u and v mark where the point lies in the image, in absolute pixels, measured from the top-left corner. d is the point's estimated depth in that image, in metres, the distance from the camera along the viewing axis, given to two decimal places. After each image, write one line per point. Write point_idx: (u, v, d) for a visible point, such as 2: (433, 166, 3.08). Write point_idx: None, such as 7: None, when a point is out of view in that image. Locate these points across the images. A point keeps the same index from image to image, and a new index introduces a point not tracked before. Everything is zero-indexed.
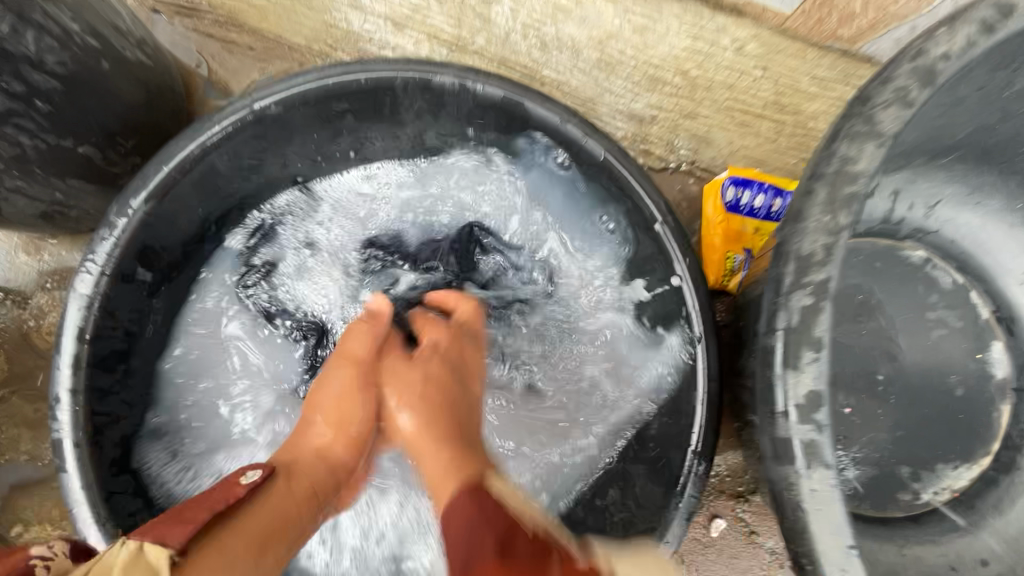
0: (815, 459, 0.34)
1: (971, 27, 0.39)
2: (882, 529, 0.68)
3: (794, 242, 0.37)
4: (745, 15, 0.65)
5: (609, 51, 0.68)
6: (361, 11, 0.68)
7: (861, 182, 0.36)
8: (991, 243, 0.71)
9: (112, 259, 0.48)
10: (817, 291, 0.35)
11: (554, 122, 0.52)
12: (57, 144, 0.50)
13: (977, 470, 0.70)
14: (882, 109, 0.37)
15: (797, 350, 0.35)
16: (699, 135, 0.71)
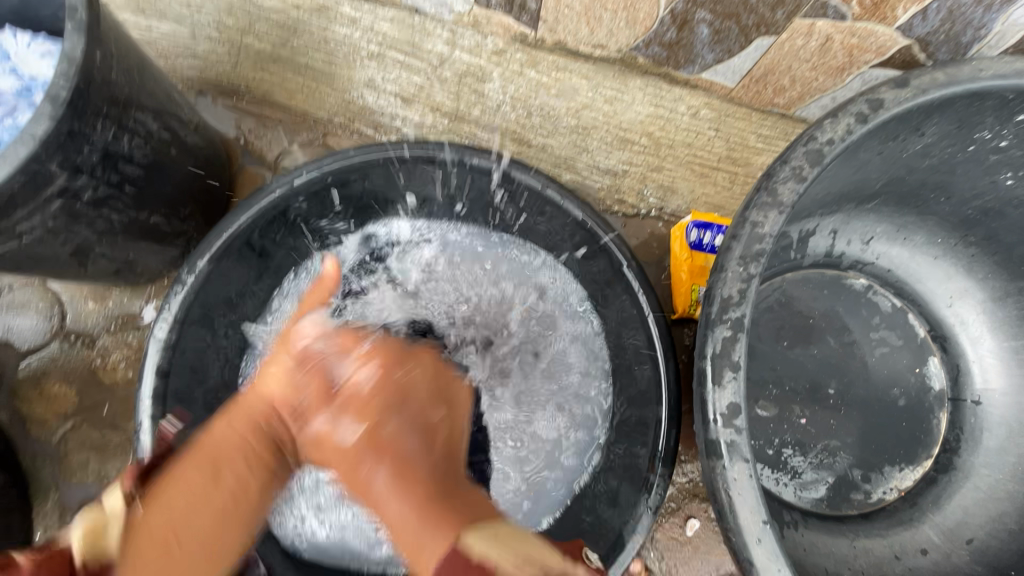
0: (736, 454, 0.45)
1: (850, 118, 0.50)
2: (836, 525, 0.77)
3: (718, 288, 0.48)
4: (697, 87, 0.78)
5: (585, 118, 0.80)
6: (374, 89, 0.81)
7: (767, 241, 0.48)
8: (921, 272, 0.82)
9: (182, 309, 0.59)
10: (734, 325, 0.47)
11: (537, 187, 0.64)
12: (136, 217, 0.62)
13: (919, 471, 0.79)
14: (781, 184, 0.49)
15: (720, 371, 0.46)
16: (664, 185, 0.82)
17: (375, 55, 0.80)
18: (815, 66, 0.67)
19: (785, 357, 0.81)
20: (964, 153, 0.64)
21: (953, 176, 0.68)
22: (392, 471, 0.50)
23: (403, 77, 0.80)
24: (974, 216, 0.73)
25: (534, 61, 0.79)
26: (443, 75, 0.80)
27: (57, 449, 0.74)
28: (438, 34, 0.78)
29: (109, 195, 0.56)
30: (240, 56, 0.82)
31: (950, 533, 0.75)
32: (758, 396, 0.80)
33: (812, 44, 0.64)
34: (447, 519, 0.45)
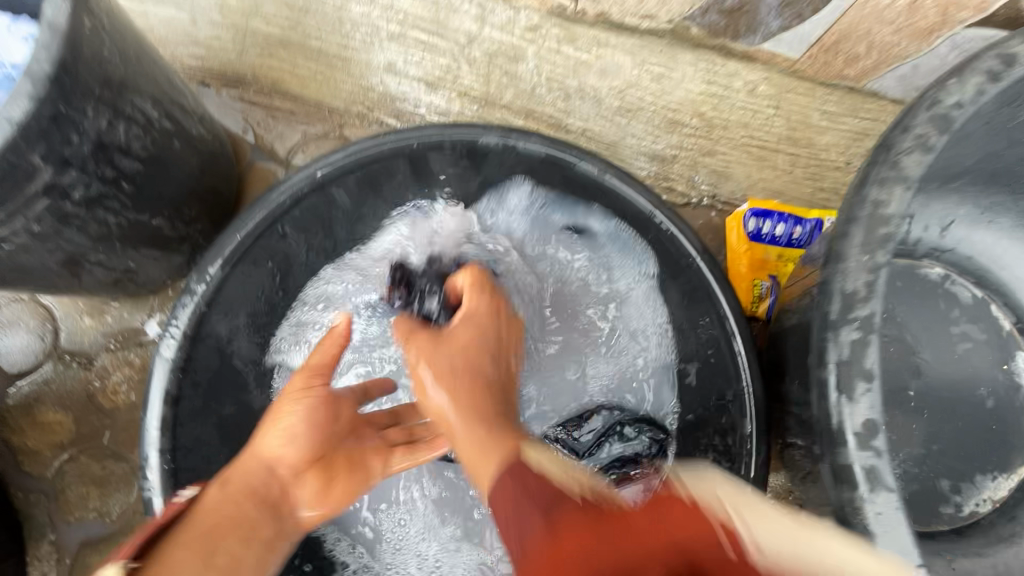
0: (877, 484, 0.37)
1: (980, 76, 0.42)
2: (928, 543, 0.69)
3: (837, 282, 0.40)
4: (756, 60, 0.70)
5: (629, 99, 0.73)
6: (396, 74, 0.73)
7: (893, 224, 0.40)
8: (1006, 258, 0.74)
9: (193, 324, 0.52)
10: (863, 325, 0.38)
11: (594, 173, 0.55)
12: (136, 219, 0.54)
13: (1015, 480, 0.72)
14: (907, 155, 0.41)
15: (850, 381, 0.38)
16: (718, 170, 0.75)
17: (396, 35, 0.72)
18: (899, 27, 0.60)
19: None
20: None
21: None
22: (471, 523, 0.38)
23: (426, 59, 0.73)
24: None
25: (574, 36, 0.71)
26: (471, 55, 0.72)
27: (53, 483, 0.66)
28: (465, 8, 0.70)
29: (105, 193, 0.48)
30: (245, 41, 0.74)
31: None
32: None
33: None
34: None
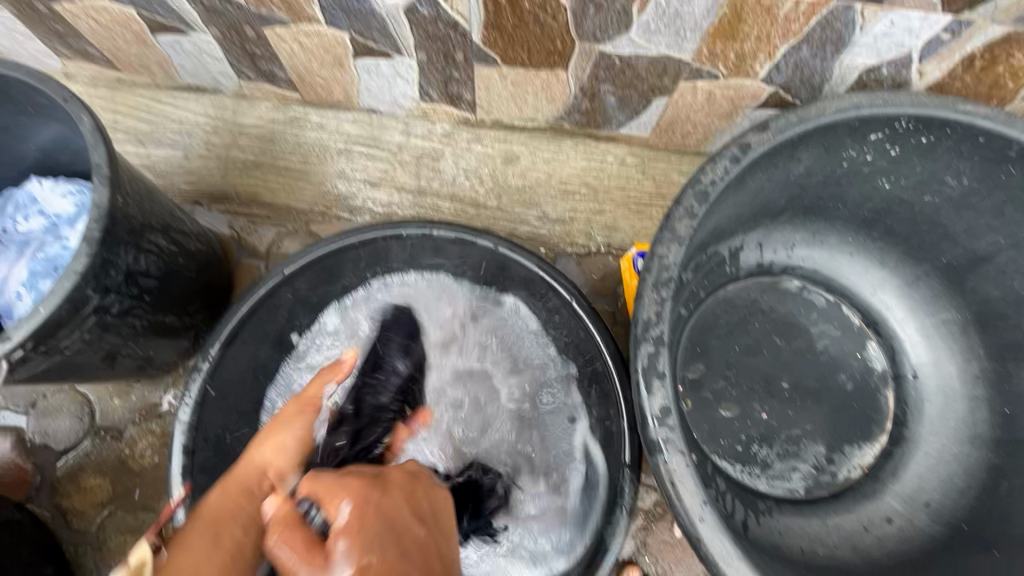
0: (673, 448, 0.54)
1: (726, 162, 0.62)
2: (809, 506, 0.85)
3: (639, 313, 0.58)
4: (620, 140, 0.91)
5: (530, 178, 0.93)
6: (346, 178, 0.94)
7: (672, 270, 0.58)
8: (844, 268, 0.92)
9: (200, 393, 0.69)
10: (656, 341, 0.57)
11: (491, 247, 0.75)
12: (154, 319, 0.73)
13: (877, 447, 0.87)
14: (679, 222, 0.60)
15: (650, 379, 0.56)
16: (607, 225, 0.94)
17: (343, 151, 0.93)
18: (708, 113, 0.80)
19: (736, 360, 0.91)
20: (842, 168, 0.75)
21: (841, 187, 0.79)
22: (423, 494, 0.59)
23: (369, 165, 0.93)
24: (871, 216, 0.84)
25: (479, 137, 0.92)
26: (403, 159, 0.93)
27: (96, 536, 0.82)
28: (395, 126, 0.92)
29: (133, 305, 0.67)
30: (227, 166, 0.94)
31: (910, 500, 0.82)
32: (719, 399, 0.89)
33: (700, 98, 0.76)
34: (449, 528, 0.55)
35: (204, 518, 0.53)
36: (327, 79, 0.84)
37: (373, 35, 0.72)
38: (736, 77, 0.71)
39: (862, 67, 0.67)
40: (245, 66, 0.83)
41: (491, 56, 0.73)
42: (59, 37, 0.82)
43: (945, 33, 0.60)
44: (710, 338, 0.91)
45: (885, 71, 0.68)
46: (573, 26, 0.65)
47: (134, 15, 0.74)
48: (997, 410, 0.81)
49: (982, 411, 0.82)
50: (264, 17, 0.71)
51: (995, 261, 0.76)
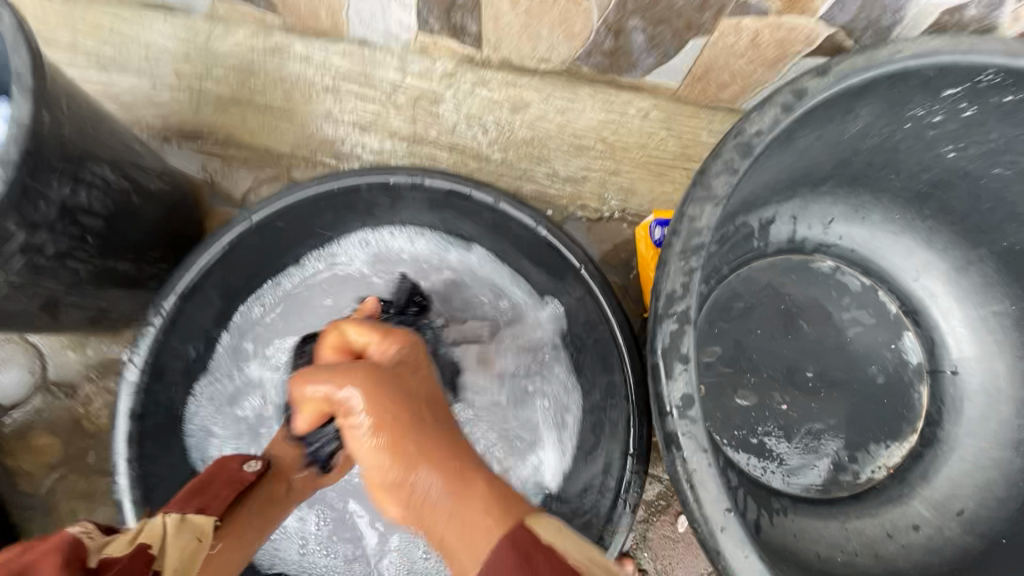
0: (692, 444, 0.46)
1: (775, 109, 0.52)
2: (826, 508, 0.76)
3: (662, 284, 0.49)
4: (644, 90, 0.79)
5: (540, 129, 0.83)
6: (334, 121, 0.84)
7: (705, 234, 0.49)
8: (885, 249, 0.82)
9: (150, 352, 0.61)
10: (681, 318, 0.48)
11: (490, 202, 0.66)
12: (102, 265, 0.64)
13: (906, 447, 0.79)
14: (716, 177, 0.50)
15: (671, 363, 0.47)
16: (624, 187, 0.85)
17: (331, 88, 0.82)
18: (750, 59, 0.69)
19: (757, 346, 0.82)
20: (902, 130, 0.65)
21: (897, 153, 0.69)
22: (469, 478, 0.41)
23: (359, 106, 0.83)
24: (926, 189, 0.74)
25: (484, 80, 0.80)
26: (397, 101, 0.82)
27: (45, 499, 0.75)
28: (389, 61, 0.80)
29: (72, 247, 0.58)
30: (200, 100, 0.84)
31: (940, 508, 0.74)
32: (735, 386, 0.81)
33: (744, 39, 0.66)
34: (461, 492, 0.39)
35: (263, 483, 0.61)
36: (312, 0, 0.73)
37: None
38: (790, 13, 0.61)
39: (939, 10, 0.59)
40: None
41: None
42: None
43: None
44: (730, 322, 0.82)
45: (966, 14, 0.59)
46: None
47: None
48: None
49: None
50: None
51: None
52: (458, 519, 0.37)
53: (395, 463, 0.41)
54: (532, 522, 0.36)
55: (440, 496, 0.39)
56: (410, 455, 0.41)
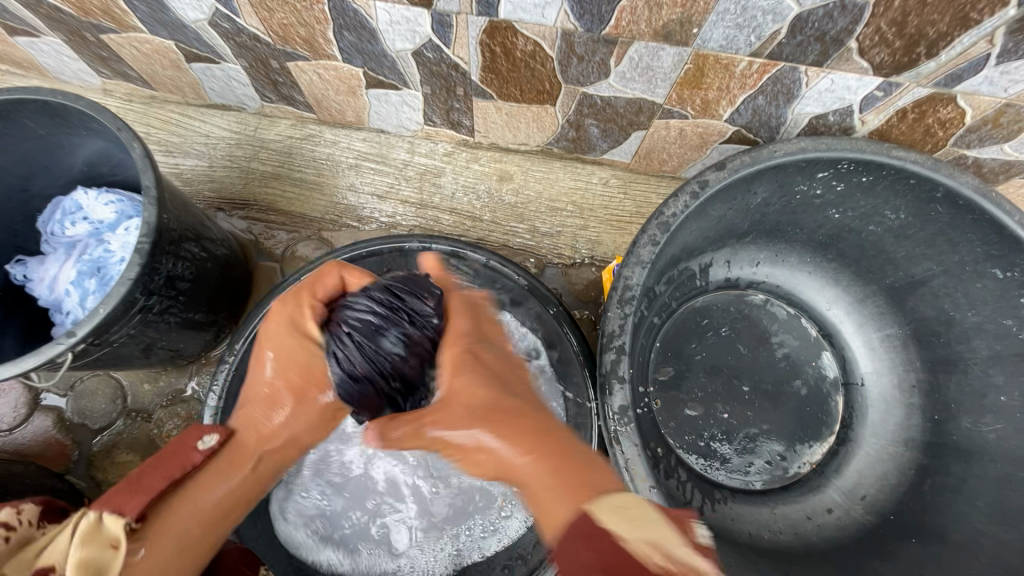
0: (627, 439, 0.65)
1: (686, 197, 0.73)
2: (760, 497, 0.94)
3: (606, 325, 0.68)
4: (603, 163, 1.01)
5: (522, 195, 1.03)
6: (355, 191, 1.03)
7: (635, 288, 0.69)
8: (803, 284, 1.02)
9: (224, 383, 0.79)
10: (619, 350, 0.67)
11: (483, 260, 0.90)
12: (185, 317, 0.83)
13: (826, 445, 0.97)
14: (642, 247, 0.71)
15: (612, 381, 0.67)
16: (592, 239, 1.03)
17: (354, 166, 1.03)
18: (681, 145, 0.89)
19: (703, 366, 1.00)
20: (795, 200, 0.85)
21: (797, 215, 0.89)
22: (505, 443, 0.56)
23: (376, 180, 1.03)
24: (826, 240, 0.94)
25: (477, 157, 1.02)
26: (407, 175, 1.03)
27: None
28: (401, 145, 1.02)
29: (169, 305, 0.77)
30: (249, 178, 1.04)
31: (849, 494, 0.92)
32: (686, 399, 0.99)
33: (673, 133, 0.86)
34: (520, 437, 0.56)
35: (234, 462, 0.63)
36: (341, 105, 0.94)
37: (384, 71, 0.82)
38: (704, 117, 0.81)
39: (811, 114, 0.77)
40: (268, 91, 0.93)
41: (488, 92, 0.84)
42: (103, 61, 0.91)
43: (878, 91, 0.70)
44: (680, 347, 1.01)
45: (831, 118, 0.77)
46: (560, 72, 0.76)
47: (173, 46, 0.84)
48: (928, 416, 0.90)
49: (916, 417, 0.91)
50: (289, 53, 0.81)
51: (929, 285, 0.86)
52: (555, 476, 0.52)
53: (497, 430, 0.57)
54: (598, 510, 0.47)
55: (526, 466, 0.54)
56: (503, 420, 0.58)
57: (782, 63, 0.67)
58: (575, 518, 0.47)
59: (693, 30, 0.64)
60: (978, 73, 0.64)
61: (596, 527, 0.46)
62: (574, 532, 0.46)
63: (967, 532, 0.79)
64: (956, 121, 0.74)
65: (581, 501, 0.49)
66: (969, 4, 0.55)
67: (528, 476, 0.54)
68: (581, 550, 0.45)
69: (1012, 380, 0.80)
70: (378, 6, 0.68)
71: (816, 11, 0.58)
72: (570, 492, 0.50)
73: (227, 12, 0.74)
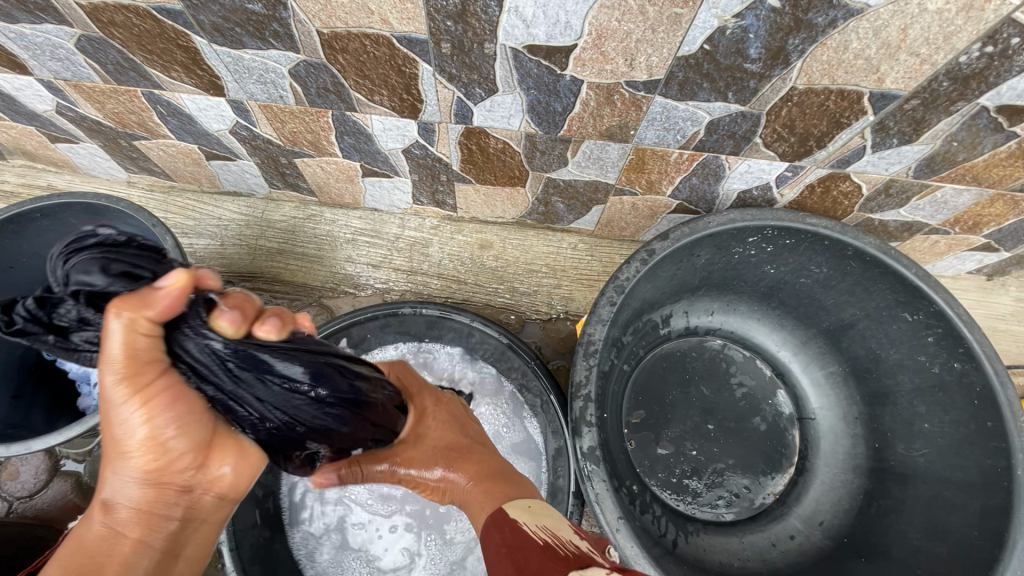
0: (596, 476, 0.75)
1: (637, 263, 0.86)
2: (730, 527, 1.03)
3: (576, 375, 0.80)
4: (572, 231, 1.16)
5: (500, 259, 1.16)
6: (352, 262, 1.15)
7: (597, 342, 0.82)
8: (753, 330, 1.14)
9: None
10: (584, 397, 0.79)
11: (467, 321, 1.02)
12: None
13: (785, 477, 1.06)
14: (601, 307, 0.83)
15: (580, 424, 0.78)
16: (565, 297, 1.15)
17: (351, 240, 1.16)
18: (634, 215, 1.04)
19: (671, 406, 1.10)
20: (735, 259, 0.99)
21: (738, 270, 1.03)
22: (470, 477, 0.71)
23: (371, 251, 1.16)
24: (768, 290, 1.07)
25: (460, 229, 1.16)
26: (399, 247, 1.16)
27: None
28: (393, 221, 1.16)
29: None
30: (255, 254, 1.15)
31: (807, 520, 1.01)
32: (657, 438, 1.08)
33: (627, 207, 1.01)
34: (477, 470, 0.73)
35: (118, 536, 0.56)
36: (341, 189, 1.08)
37: (377, 163, 0.97)
38: (651, 194, 0.96)
39: (738, 189, 0.92)
40: (276, 180, 1.07)
41: (468, 178, 0.98)
42: (132, 160, 1.06)
43: (787, 171, 0.85)
44: (649, 390, 1.10)
45: (754, 193, 0.92)
46: (526, 162, 0.90)
47: (196, 148, 0.98)
48: (870, 445, 1.01)
49: (860, 445, 1.02)
50: (297, 151, 0.95)
51: (857, 327, 0.99)
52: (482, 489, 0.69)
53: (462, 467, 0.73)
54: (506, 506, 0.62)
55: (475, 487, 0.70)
56: (472, 460, 0.74)
57: (706, 153, 0.82)
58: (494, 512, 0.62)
59: (631, 132, 0.79)
60: (861, 158, 0.79)
61: (507, 517, 0.59)
62: (489, 524, 0.61)
63: (907, 549, 0.88)
64: (856, 193, 0.89)
65: (499, 504, 0.63)
66: (839, 114, 0.70)
67: (472, 495, 0.69)
68: (494, 535, 0.58)
69: (931, 409, 0.92)
70: (373, 118, 0.83)
71: (724, 118, 0.74)
72: (490, 502, 0.65)
73: (246, 123, 0.88)
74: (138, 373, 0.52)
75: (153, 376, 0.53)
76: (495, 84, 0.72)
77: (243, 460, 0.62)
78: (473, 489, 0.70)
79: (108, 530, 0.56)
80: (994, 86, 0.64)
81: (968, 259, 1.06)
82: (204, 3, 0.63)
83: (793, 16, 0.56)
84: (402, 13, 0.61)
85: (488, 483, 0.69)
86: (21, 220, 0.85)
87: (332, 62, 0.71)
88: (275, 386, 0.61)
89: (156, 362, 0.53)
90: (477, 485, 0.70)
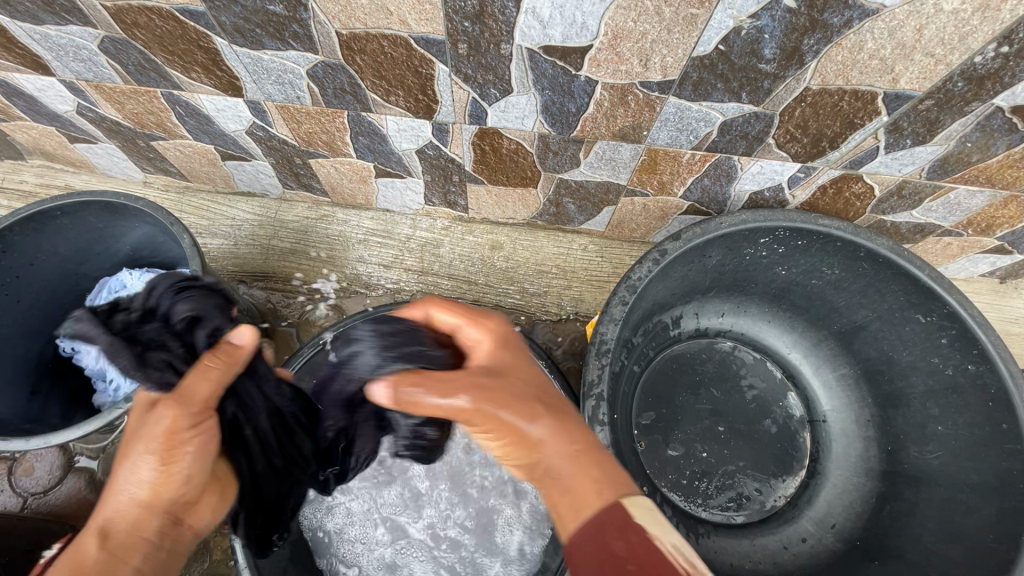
0: None
1: (649, 263, 0.86)
2: (741, 530, 1.02)
3: (588, 374, 0.81)
4: (582, 232, 1.16)
5: (510, 259, 1.16)
6: (363, 262, 1.16)
7: (609, 341, 0.82)
8: (764, 332, 1.14)
9: None
10: (597, 395, 0.79)
11: None
12: None
13: (796, 479, 1.06)
14: (613, 307, 0.84)
15: (593, 424, 0.78)
16: (575, 297, 1.15)
17: (363, 241, 1.17)
18: (645, 216, 1.05)
19: (682, 408, 1.10)
20: (746, 259, 1.00)
21: (749, 271, 1.03)
22: (547, 431, 0.61)
23: (382, 252, 1.16)
24: (779, 292, 1.07)
25: (471, 230, 1.17)
26: (410, 248, 1.17)
27: None
28: (405, 222, 1.17)
29: None
30: (268, 253, 1.16)
31: (819, 523, 1.00)
32: (668, 440, 1.07)
33: (638, 208, 1.02)
34: (564, 433, 0.62)
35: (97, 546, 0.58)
36: (353, 190, 1.09)
37: (390, 164, 0.98)
38: (662, 195, 0.96)
39: (750, 190, 0.92)
40: (290, 181, 1.09)
41: (480, 179, 0.99)
42: (149, 160, 1.07)
43: (799, 172, 0.85)
44: (659, 392, 1.10)
45: (766, 194, 0.93)
46: (539, 163, 0.91)
47: (212, 149, 1.00)
48: (883, 447, 1.00)
49: (873, 448, 1.02)
50: (312, 152, 0.96)
51: (870, 329, 0.99)
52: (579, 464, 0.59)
53: (542, 428, 0.61)
54: (630, 505, 0.55)
55: (558, 456, 0.60)
56: (562, 421, 0.63)
57: (718, 154, 0.83)
58: (607, 511, 0.55)
59: (644, 132, 0.79)
60: (874, 158, 0.79)
61: (628, 521, 0.54)
62: (603, 529, 0.54)
63: (921, 552, 0.87)
64: (868, 194, 0.89)
65: (609, 501, 0.56)
66: (853, 114, 0.70)
67: (576, 474, 0.59)
68: (615, 540, 0.53)
69: (945, 411, 0.91)
70: (388, 118, 0.84)
71: (737, 119, 0.74)
72: (589, 497, 0.57)
73: (262, 124, 0.89)
74: (200, 415, 0.64)
75: (204, 418, 0.65)
76: (510, 85, 0.72)
77: (222, 505, 0.70)
78: (560, 457, 0.60)
79: (107, 553, 0.58)
80: (1008, 86, 0.64)
81: (981, 262, 1.06)
82: (226, 4, 0.64)
83: (809, 17, 0.57)
84: (420, 14, 0.62)
85: (575, 459, 0.60)
86: (41, 218, 0.86)
87: (349, 63, 0.72)
88: (293, 431, 0.78)
89: (207, 406, 0.65)
90: (578, 463, 0.60)
